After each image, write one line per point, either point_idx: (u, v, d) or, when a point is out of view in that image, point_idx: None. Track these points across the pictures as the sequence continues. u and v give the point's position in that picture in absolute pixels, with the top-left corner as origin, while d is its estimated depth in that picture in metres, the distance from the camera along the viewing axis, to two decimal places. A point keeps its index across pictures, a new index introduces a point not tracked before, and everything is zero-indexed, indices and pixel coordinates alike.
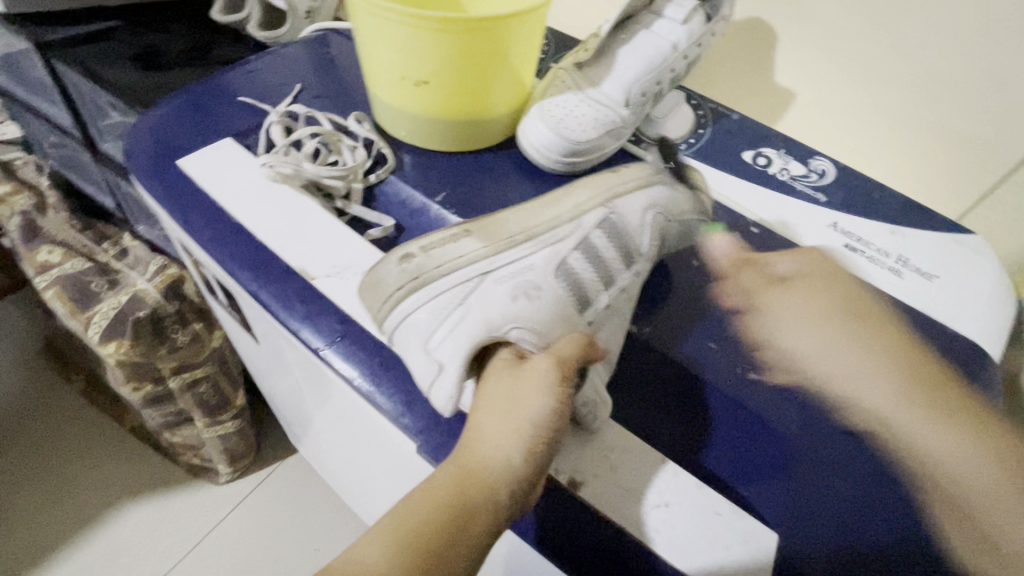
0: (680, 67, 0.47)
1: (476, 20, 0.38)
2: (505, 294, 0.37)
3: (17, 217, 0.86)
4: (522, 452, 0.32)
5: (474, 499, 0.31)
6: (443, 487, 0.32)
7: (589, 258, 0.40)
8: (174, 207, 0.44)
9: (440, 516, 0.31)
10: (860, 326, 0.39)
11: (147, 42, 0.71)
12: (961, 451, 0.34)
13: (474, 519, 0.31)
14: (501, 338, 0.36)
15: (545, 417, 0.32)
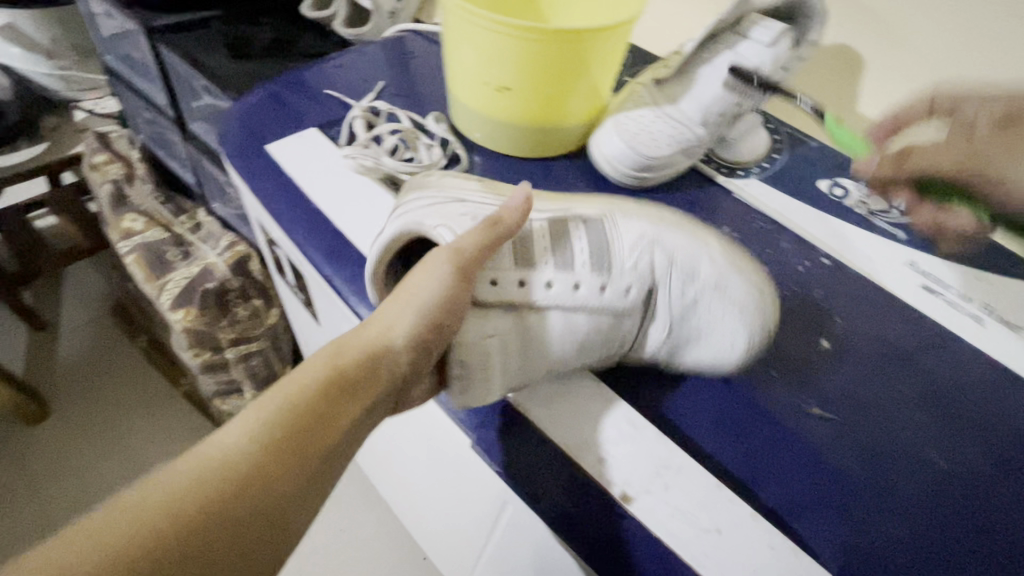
0: (761, 89, 0.46)
1: (564, 32, 0.39)
2: (536, 268, 0.36)
3: (109, 184, 0.94)
4: (406, 335, 0.33)
5: (349, 376, 0.32)
6: (299, 408, 0.29)
7: (591, 252, 0.37)
8: (259, 188, 0.47)
9: (319, 397, 0.30)
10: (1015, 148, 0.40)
11: (243, 33, 0.76)
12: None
13: (275, 458, 0.28)
14: (426, 233, 0.35)
15: (440, 304, 0.33)
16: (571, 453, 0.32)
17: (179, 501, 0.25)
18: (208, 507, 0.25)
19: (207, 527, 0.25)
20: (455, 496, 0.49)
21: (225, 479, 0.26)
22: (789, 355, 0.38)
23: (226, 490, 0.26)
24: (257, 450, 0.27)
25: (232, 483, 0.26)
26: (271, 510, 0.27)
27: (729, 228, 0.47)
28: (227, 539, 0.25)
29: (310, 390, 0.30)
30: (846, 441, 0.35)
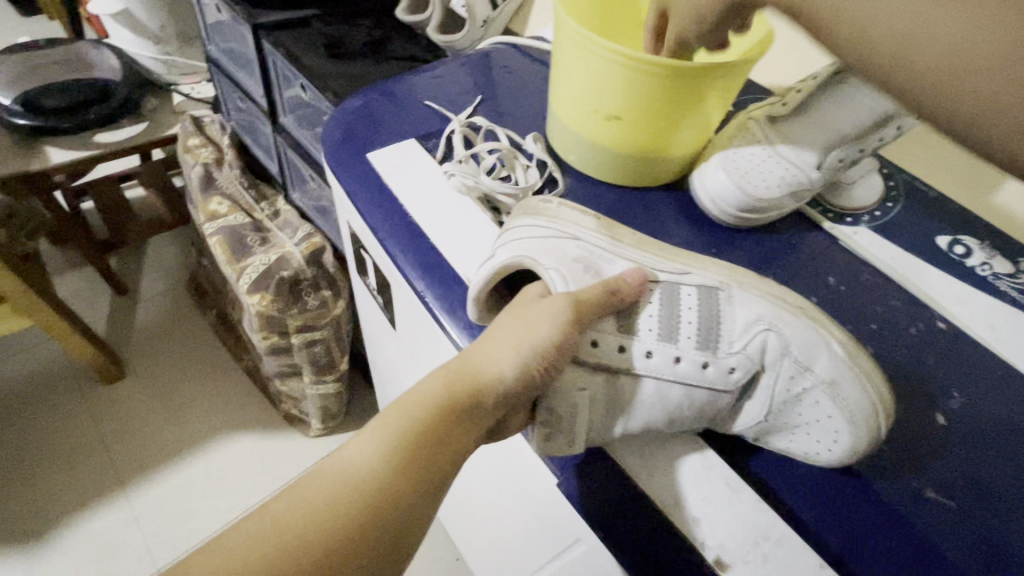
0: (886, 135, 0.43)
1: (686, 64, 0.37)
2: (642, 322, 0.37)
3: (200, 167, 0.99)
4: (516, 372, 0.35)
5: (463, 405, 0.34)
6: (429, 423, 0.33)
7: (697, 320, 0.37)
8: (357, 196, 0.48)
9: (438, 414, 0.34)
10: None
11: (341, 33, 0.78)
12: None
13: (403, 495, 0.31)
14: (539, 271, 0.38)
15: (547, 348, 0.34)
16: (662, 508, 0.32)
17: (327, 519, 0.30)
18: (351, 531, 0.30)
19: (351, 549, 0.29)
20: (517, 519, 0.49)
21: (360, 508, 0.30)
22: (899, 427, 0.36)
23: (359, 512, 0.30)
24: (387, 463, 0.32)
25: (367, 512, 0.30)
26: (394, 536, 0.31)
27: (834, 279, 0.44)
28: (358, 558, 0.29)
29: (441, 432, 0.33)
30: (965, 531, 0.32)
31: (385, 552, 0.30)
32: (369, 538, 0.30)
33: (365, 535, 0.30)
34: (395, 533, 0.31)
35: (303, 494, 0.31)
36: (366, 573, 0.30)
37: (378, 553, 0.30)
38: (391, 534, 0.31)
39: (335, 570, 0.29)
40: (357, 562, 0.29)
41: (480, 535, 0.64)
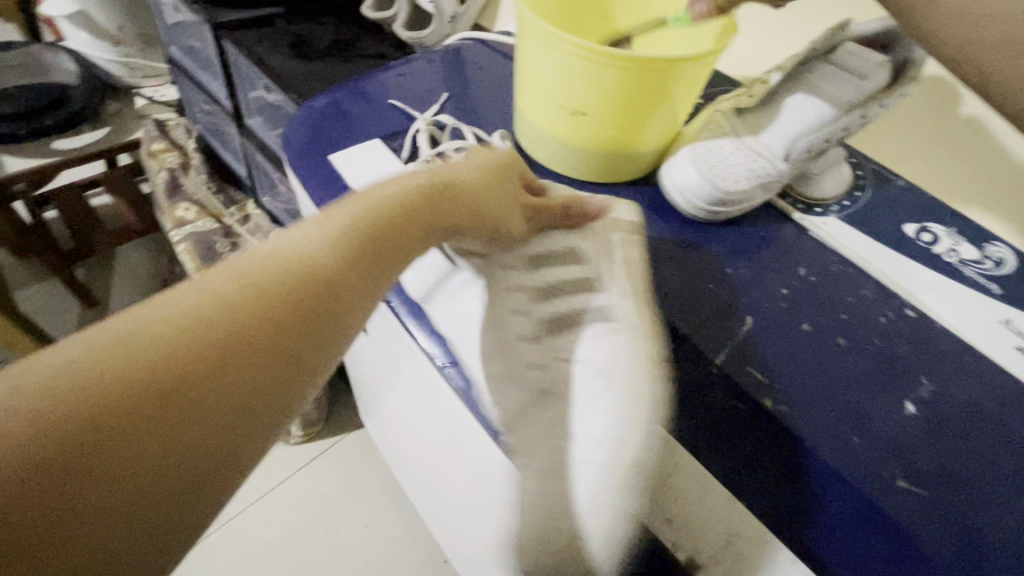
0: (853, 125, 0.43)
1: (651, 61, 0.37)
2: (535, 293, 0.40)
3: (164, 172, 0.96)
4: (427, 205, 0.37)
5: (379, 246, 0.34)
6: (325, 266, 0.31)
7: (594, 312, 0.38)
8: (321, 200, 0.47)
9: (363, 234, 0.33)
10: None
11: (305, 31, 0.76)
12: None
13: (300, 296, 0.29)
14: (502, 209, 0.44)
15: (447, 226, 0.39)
16: None
17: (208, 308, 0.27)
18: (252, 344, 0.27)
19: (251, 379, 0.27)
20: (497, 519, 0.49)
21: (266, 312, 0.28)
22: (873, 416, 0.35)
23: (242, 313, 0.27)
24: (304, 265, 0.30)
25: (268, 336, 0.28)
26: (302, 344, 0.29)
27: (804, 270, 0.44)
28: (233, 365, 0.26)
29: (363, 254, 0.33)
30: (939, 520, 0.31)
31: (292, 373, 0.28)
32: (271, 373, 0.27)
33: (268, 365, 0.27)
34: (299, 355, 0.29)
35: (206, 280, 0.28)
36: (263, 414, 0.27)
37: (275, 396, 0.28)
38: (296, 357, 0.28)
39: (232, 379, 0.26)
40: (265, 363, 0.27)
41: (465, 532, 0.64)
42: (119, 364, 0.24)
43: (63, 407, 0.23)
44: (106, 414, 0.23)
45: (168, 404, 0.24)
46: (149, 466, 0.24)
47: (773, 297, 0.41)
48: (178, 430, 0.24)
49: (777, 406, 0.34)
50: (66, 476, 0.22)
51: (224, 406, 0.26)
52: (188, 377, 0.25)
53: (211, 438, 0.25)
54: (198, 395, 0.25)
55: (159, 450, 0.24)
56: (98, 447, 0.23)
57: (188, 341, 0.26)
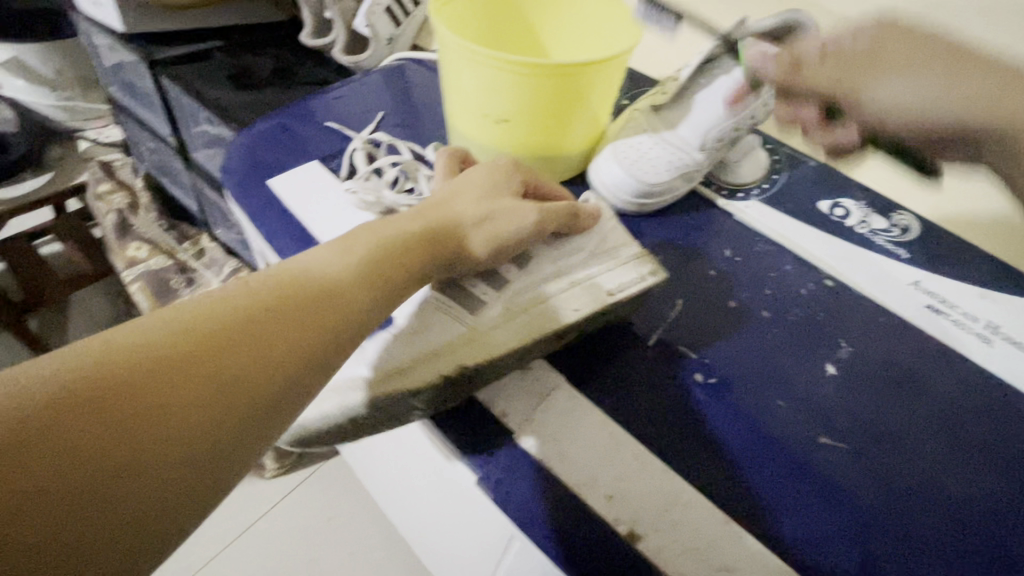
0: (758, 114, 0.47)
1: (560, 66, 0.39)
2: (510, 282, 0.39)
3: (113, 213, 0.95)
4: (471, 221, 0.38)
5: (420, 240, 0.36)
6: (380, 264, 0.34)
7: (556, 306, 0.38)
8: (260, 223, 0.47)
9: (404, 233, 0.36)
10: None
11: (243, 63, 0.77)
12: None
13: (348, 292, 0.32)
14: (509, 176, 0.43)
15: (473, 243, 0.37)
16: (577, 490, 0.32)
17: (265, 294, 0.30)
18: (281, 330, 0.29)
19: (275, 361, 0.28)
20: (462, 526, 0.48)
21: (296, 304, 0.30)
22: (794, 381, 0.38)
23: (299, 301, 0.30)
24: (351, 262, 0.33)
25: (296, 327, 0.29)
26: (324, 337, 0.30)
27: (730, 251, 0.47)
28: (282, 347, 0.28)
29: (393, 262, 0.34)
30: (858, 471, 0.34)
31: (311, 367, 0.29)
32: (294, 362, 0.28)
33: (294, 352, 0.28)
34: (332, 335, 0.30)
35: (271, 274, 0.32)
36: (279, 401, 0.28)
37: (293, 387, 0.28)
38: (318, 352, 0.29)
39: (258, 359, 0.27)
40: (300, 337, 0.29)
41: (437, 548, 0.63)
42: (162, 339, 0.26)
43: (109, 363, 0.24)
44: (142, 377, 0.24)
45: (198, 373, 0.25)
46: (170, 428, 0.24)
47: (700, 280, 0.44)
48: (201, 397, 0.25)
49: (705, 380, 0.38)
50: (97, 427, 0.22)
51: (247, 384, 0.27)
52: (219, 352, 0.26)
53: (229, 411, 0.26)
54: (225, 368, 0.26)
55: (180, 415, 0.24)
56: (129, 406, 0.23)
57: (224, 324, 0.27)
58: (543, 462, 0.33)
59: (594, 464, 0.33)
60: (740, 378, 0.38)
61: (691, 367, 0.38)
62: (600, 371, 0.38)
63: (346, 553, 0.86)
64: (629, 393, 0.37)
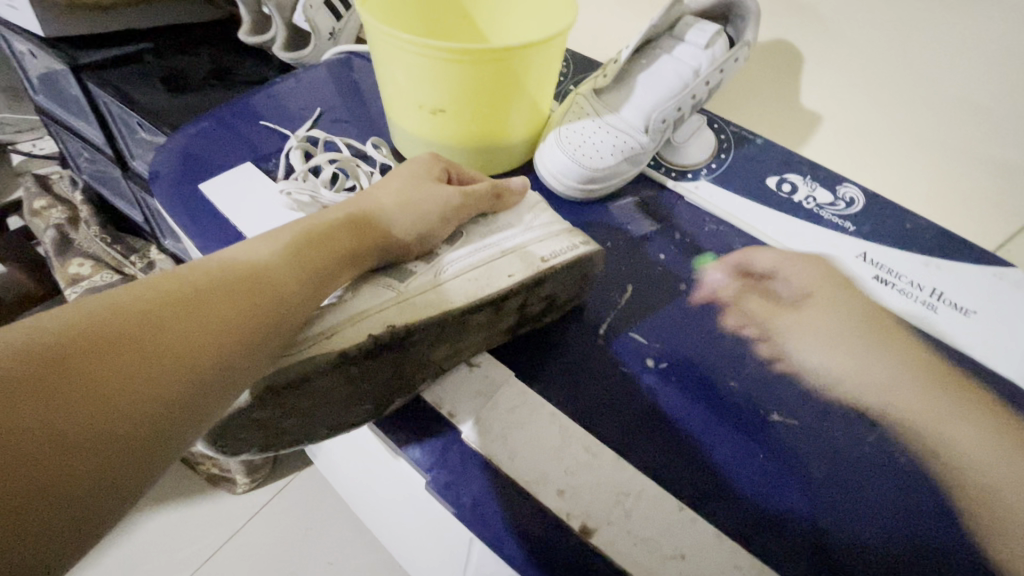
0: (701, 92, 0.46)
1: (492, 51, 0.37)
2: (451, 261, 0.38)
3: (50, 229, 0.90)
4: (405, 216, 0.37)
5: (360, 230, 0.35)
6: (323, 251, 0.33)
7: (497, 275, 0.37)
8: (191, 230, 0.45)
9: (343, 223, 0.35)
10: (883, 343, 0.40)
11: (177, 64, 0.73)
12: (968, 433, 0.35)
13: (292, 279, 0.31)
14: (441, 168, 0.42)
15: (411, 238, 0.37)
16: (529, 487, 0.31)
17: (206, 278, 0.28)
18: (234, 297, 0.28)
19: (231, 325, 0.27)
20: (428, 531, 0.47)
21: (246, 275, 0.29)
22: (745, 361, 0.39)
23: (243, 284, 0.29)
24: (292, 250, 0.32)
25: (249, 295, 0.28)
26: (276, 306, 0.29)
27: (680, 234, 0.46)
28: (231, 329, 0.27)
29: (328, 246, 0.33)
30: (809, 446, 0.35)
31: (267, 334, 0.28)
32: (250, 328, 0.27)
33: (249, 318, 0.28)
34: (281, 319, 0.29)
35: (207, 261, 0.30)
36: (238, 365, 0.27)
37: (250, 352, 0.27)
38: (273, 319, 0.29)
39: (212, 323, 0.26)
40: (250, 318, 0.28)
41: (409, 551, 0.61)
42: (106, 305, 0.24)
43: (54, 329, 0.22)
44: (60, 359, 0.21)
45: (152, 333, 0.24)
46: (125, 387, 0.22)
47: (651, 265, 0.44)
48: (156, 357, 0.24)
49: (657, 365, 0.38)
50: (44, 386, 0.21)
51: (206, 345, 0.25)
52: (171, 314, 0.25)
53: (187, 370, 0.24)
54: (178, 329, 0.25)
55: (133, 374, 0.23)
56: (76, 365, 0.22)
57: (174, 290, 0.26)
58: (493, 461, 0.32)
59: (546, 460, 0.32)
60: (692, 362, 0.38)
61: (643, 354, 0.38)
62: (551, 365, 0.37)
63: (322, 562, 0.84)
64: (581, 386, 0.36)
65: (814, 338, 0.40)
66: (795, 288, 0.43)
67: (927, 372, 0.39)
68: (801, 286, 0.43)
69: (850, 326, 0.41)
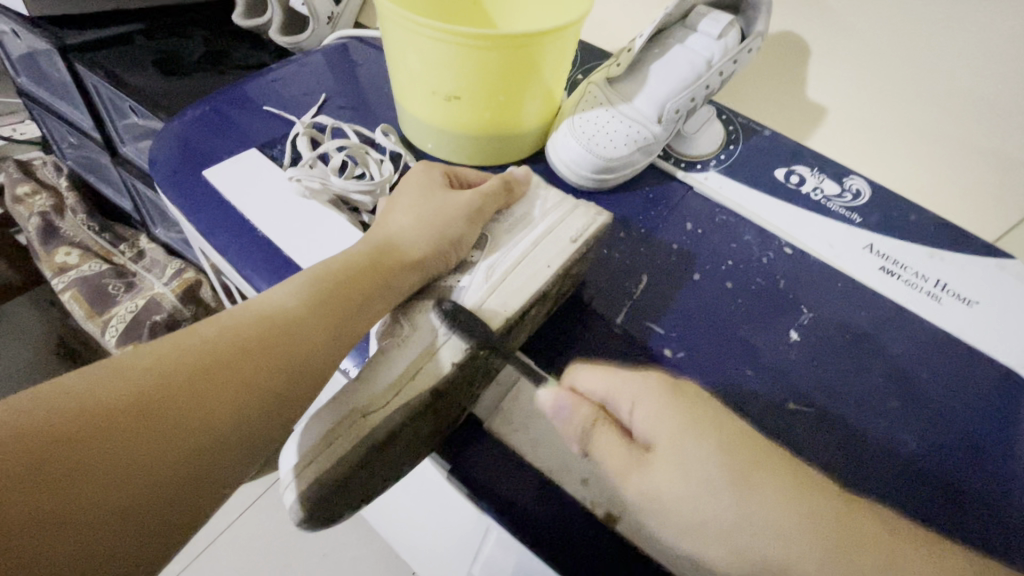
0: (713, 83, 0.46)
1: (509, 37, 0.37)
2: (496, 263, 0.37)
3: (35, 217, 0.87)
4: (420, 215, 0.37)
5: (380, 250, 0.35)
6: (347, 298, 0.32)
7: (532, 259, 0.37)
8: (195, 218, 0.44)
9: (367, 254, 0.35)
10: (786, 413, 0.36)
11: (169, 46, 0.71)
12: (889, 507, 0.33)
13: (313, 331, 0.30)
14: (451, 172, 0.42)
15: (426, 227, 0.36)
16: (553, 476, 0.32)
17: (227, 340, 0.28)
18: (224, 383, 0.26)
19: (256, 393, 0.27)
20: (437, 519, 0.47)
21: (245, 352, 0.28)
22: (760, 349, 0.39)
23: (262, 346, 0.28)
24: (315, 298, 0.31)
25: (242, 382, 0.27)
26: (272, 389, 0.28)
27: (691, 225, 0.46)
28: (243, 402, 0.27)
29: (356, 288, 0.33)
30: (824, 434, 0.36)
31: (289, 395, 0.28)
32: (239, 423, 0.26)
33: (238, 411, 0.26)
34: (297, 383, 0.29)
35: (235, 313, 0.29)
36: (222, 468, 0.25)
37: (236, 450, 0.26)
38: (267, 406, 0.27)
39: (199, 419, 0.25)
40: (264, 384, 0.28)
41: (413, 545, 0.60)
42: (99, 390, 0.24)
43: (34, 424, 0.22)
44: (70, 442, 0.22)
45: (131, 433, 0.23)
46: (103, 503, 0.22)
47: (664, 254, 0.44)
48: (132, 464, 0.23)
49: (674, 354, 0.38)
50: (68, 467, 0.22)
51: (188, 448, 0.24)
52: (162, 403, 0.24)
53: (165, 479, 0.24)
54: (158, 429, 0.24)
55: (105, 487, 0.22)
56: (49, 475, 0.21)
57: (163, 376, 0.25)
58: (517, 450, 0.33)
59: (566, 448, 0.32)
60: (707, 352, 0.39)
61: (659, 343, 0.39)
62: (569, 353, 0.38)
63: (319, 554, 0.82)
64: None
65: (724, 401, 0.36)
66: (690, 357, 0.38)
67: (866, 456, 0.35)
68: (697, 351, 0.39)
69: (753, 399, 0.37)
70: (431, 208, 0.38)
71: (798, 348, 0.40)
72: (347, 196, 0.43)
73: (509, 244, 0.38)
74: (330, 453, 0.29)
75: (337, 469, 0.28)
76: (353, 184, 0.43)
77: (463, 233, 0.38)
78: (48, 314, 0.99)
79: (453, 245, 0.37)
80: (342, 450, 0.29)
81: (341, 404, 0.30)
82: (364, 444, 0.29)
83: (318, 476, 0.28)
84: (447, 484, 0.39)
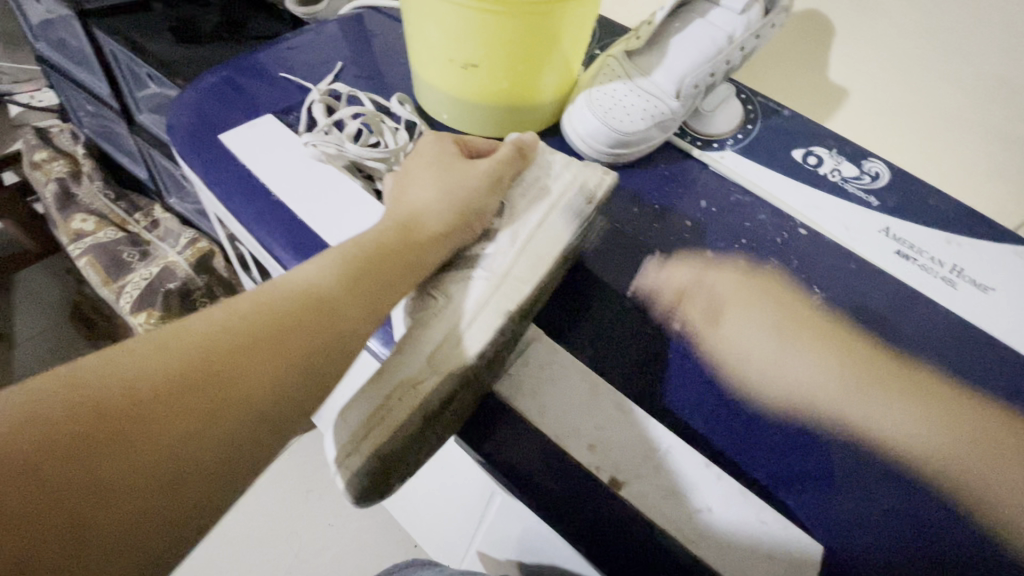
0: (734, 59, 0.45)
1: (529, 4, 0.36)
2: (520, 233, 0.38)
3: (53, 183, 0.88)
4: (435, 183, 0.37)
5: (397, 219, 0.35)
6: (375, 274, 0.32)
7: (548, 231, 0.37)
8: (212, 181, 0.44)
9: (385, 222, 0.35)
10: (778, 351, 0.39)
11: (186, 13, 0.71)
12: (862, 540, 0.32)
13: (343, 305, 0.30)
14: (467, 142, 0.42)
15: (440, 194, 0.37)
16: (559, 442, 0.32)
17: (261, 317, 0.28)
18: (252, 365, 0.27)
19: (291, 369, 0.28)
20: (445, 488, 0.48)
21: (274, 332, 0.28)
22: (773, 327, 0.39)
23: (294, 324, 0.28)
24: (342, 274, 0.31)
25: (270, 363, 0.27)
26: (303, 368, 0.28)
27: (706, 202, 0.46)
28: (279, 378, 0.27)
29: (382, 262, 0.33)
30: (830, 412, 0.36)
31: (322, 371, 0.29)
32: (266, 405, 0.27)
33: (265, 395, 0.27)
34: (330, 360, 0.29)
35: (265, 289, 0.30)
36: (259, 440, 0.26)
37: (270, 426, 0.27)
38: (297, 386, 0.28)
39: (230, 399, 0.26)
40: (298, 362, 0.28)
41: (419, 516, 0.61)
42: (142, 366, 0.25)
43: (67, 403, 0.23)
44: (117, 418, 0.23)
45: (161, 414, 0.24)
46: (148, 474, 0.23)
47: (679, 230, 0.44)
48: (159, 445, 0.23)
49: (685, 328, 0.39)
50: (115, 440, 0.23)
51: (219, 429, 0.25)
52: (201, 381, 0.25)
53: (191, 461, 0.24)
54: (198, 405, 0.25)
55: (151, 459, 0.23)
56: (80, 453, 0.22)
57: (202, 353, 0.26)
58: (525, 416, 0.33)
59: (575, 416, 0.33)
60: (719, 328, 0.39)
61: (670, 317, 0.39)
62: (582, 326, 0.38)
63: (324, 523, 0.83)
64: (608, 347, 0.37)
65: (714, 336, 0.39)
66: (696, 277, 0.41)
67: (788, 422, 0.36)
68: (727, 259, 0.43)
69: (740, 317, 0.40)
70: (446, 177, 0.38)
71: (802, 329, 0.40)
72: (362, 162, 0.43)
73: (525, 214, 0.39)
74: (381, 428, 0.30)
75: (389, 443, 0.30)
76: (368, 150, 0.43)
77: (478, 203, 0.38)
78: (65, 282, 1.00)
79: (473, 215, 0.37)
80: (395, 425, 0.30)
81: (383, 382, 0.32)
82: (416, 417, 0.30)
83: (372, 453, 0.30)
84: (456, 450, 0.40)
